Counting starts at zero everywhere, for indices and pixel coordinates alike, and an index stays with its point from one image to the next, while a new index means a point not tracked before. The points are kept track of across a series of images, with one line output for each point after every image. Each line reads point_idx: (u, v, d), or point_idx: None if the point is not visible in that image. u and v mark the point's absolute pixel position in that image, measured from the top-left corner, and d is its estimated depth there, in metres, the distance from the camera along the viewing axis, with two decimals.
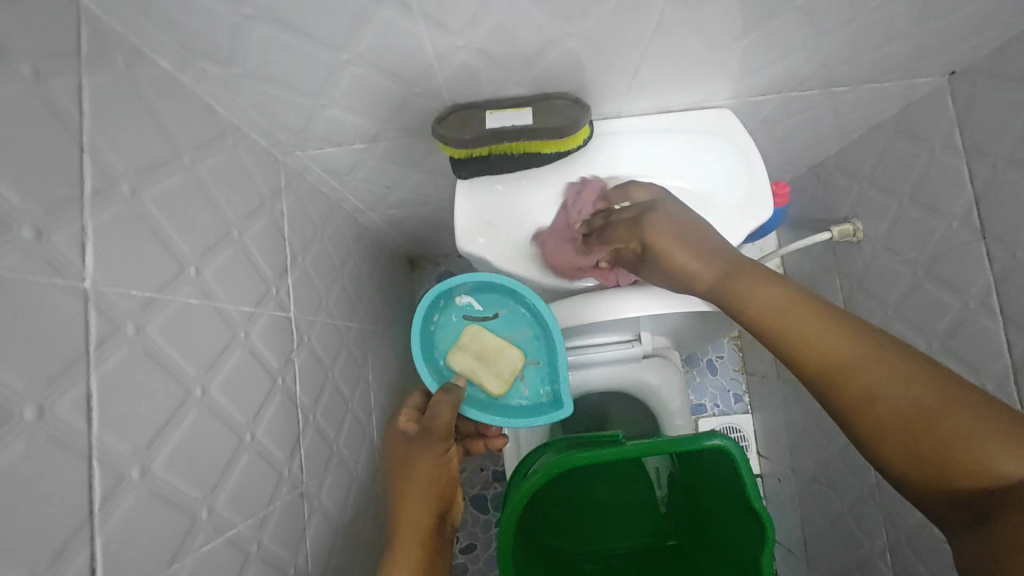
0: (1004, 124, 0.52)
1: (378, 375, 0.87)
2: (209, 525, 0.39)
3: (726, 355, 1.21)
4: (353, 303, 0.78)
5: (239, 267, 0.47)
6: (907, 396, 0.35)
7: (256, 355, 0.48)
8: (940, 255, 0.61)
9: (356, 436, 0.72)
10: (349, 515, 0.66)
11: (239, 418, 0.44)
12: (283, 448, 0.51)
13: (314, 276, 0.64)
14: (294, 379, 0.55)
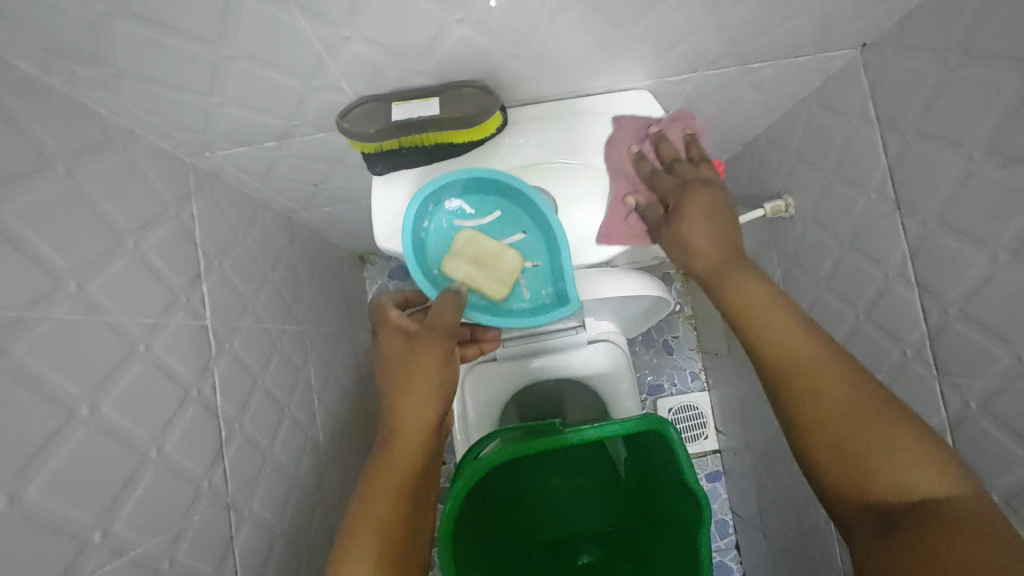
0: (910, 95, 0.52)
1: (325, 376, 0.85)
2: (105, 548, 0.38)
3: (682, 335, 1.22)
4: (291, 305, 0.77)
5: (136, 277, 0.45)
6: (851, 406, 0.42)
7: (163, 367, 0.46)
8: (861, 227, 0.62)
9: (295, 441, 0.70)
10: (290, 520, 0.65)
11: (142, 434, 0.43)
12: (201, 461, 0.49)
13: (237, 281, 0.62)
14: (214, 389, 0.54)
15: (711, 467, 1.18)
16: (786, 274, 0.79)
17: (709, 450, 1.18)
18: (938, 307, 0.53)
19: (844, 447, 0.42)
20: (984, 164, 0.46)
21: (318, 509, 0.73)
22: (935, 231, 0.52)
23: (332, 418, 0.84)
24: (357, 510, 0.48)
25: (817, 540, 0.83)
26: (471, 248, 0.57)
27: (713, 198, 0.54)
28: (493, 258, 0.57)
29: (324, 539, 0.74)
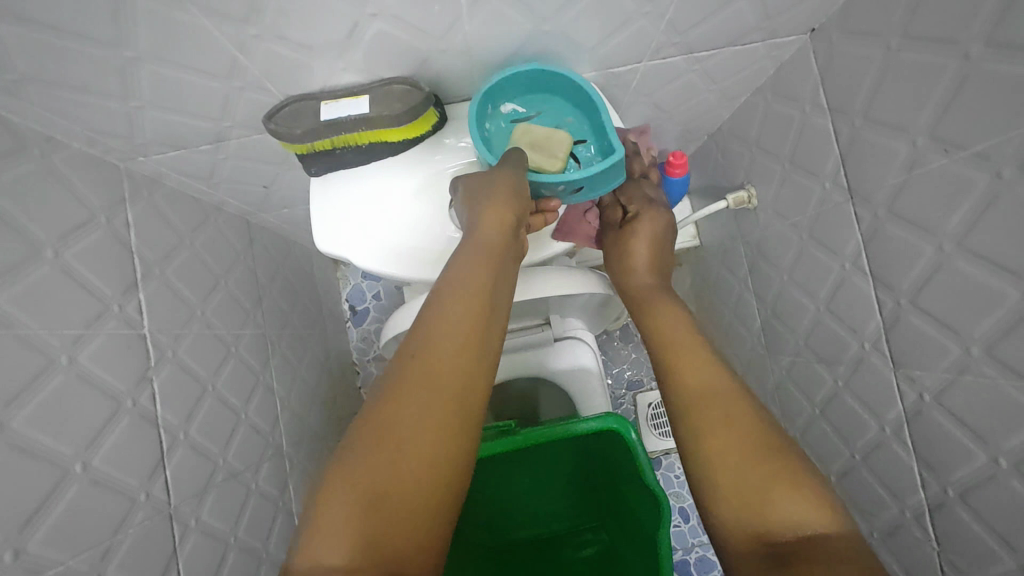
0: (857, 80, 0.51)
1: (292, 379, 0.84)
2: (19, 565, 0.38)
3: None
4: (254, 308, 0.76)
5: (57, 289, 0.44)
6: (737, 436, 0.42)
7: (90, 380, 0.45)
8: (818, 218, 0.60)
9: (255, 448, 0.68)
10: (250, 527, 0.64)
11: (63, 450, 0.42)
12: (137, 474, 0.48)
13: (187, 285, 0.61)
14: (155, 399, 0.52)
15: None
16: (755, 265, 0.77)
17: None
18: (891, 297, 0.51)
19: (727, 472, 0.40)
20: (927, 151, 0.45)
21: (285, 515, 0.72)
22: (885, 221, 0.50)
23: (300, 422, 0.83)
24: (421, 354, 0.41)
25: None
26: (527, 137, 0.55)
27: (660, 229, 0.65)
28: (546, 141, 0.55)
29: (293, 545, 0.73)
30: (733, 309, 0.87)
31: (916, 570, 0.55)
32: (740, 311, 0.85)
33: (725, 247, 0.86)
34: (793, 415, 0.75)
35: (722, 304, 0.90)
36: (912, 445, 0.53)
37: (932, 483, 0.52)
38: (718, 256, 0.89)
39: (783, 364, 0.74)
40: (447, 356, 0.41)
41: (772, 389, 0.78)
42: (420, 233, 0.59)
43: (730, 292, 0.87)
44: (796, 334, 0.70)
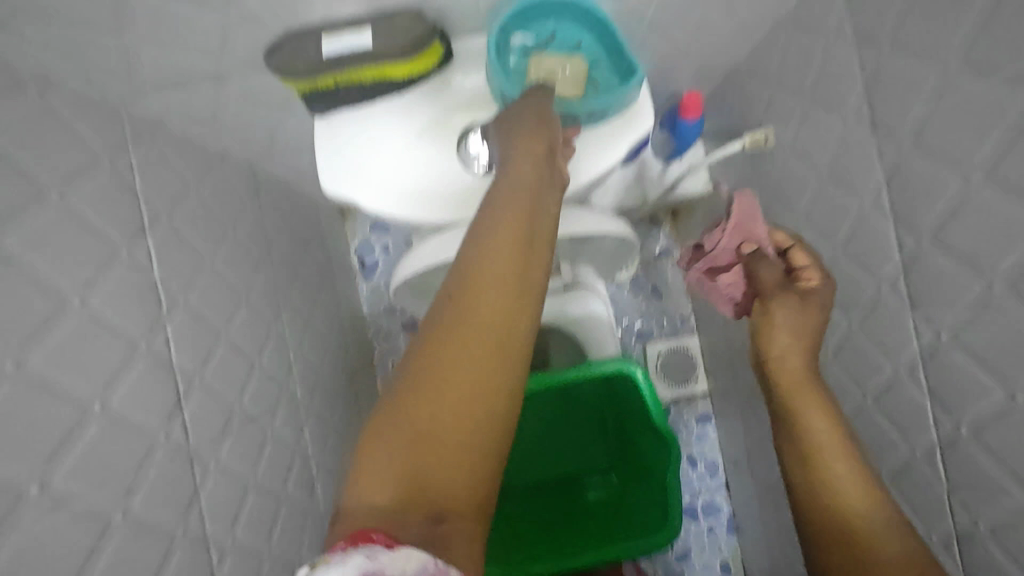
0: (889, 2, 0.48)
1: (304, 328, 0.85)
2: (42, 497, 0.38)
3: (673, 279, 1.19)
4: (264, 255, 0.76)
5: (65, 231, 0.44)
6: (880, 524, 0.48)
7: (103, 322, 0.46)
8: (837, 158, 0.58)
9: (265, 395, 0.68)
10: (267, 469, 0.65)
11: (81, 390, 0.43)
12: (157, 415, 0.50)
13: (196, 233, 0.61)
14: (169, 343, 0.53)
15: (702, 409, 1.17)
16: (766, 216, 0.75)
17: (698, 394, 1.17)
18: (913, 237, 0.50)
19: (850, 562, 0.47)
20: (960, 76, 0.42)
21: (301, 458, 0.73)
22: (911, 156, 0.48)
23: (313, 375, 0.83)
24: (456, 295, 0.42)
25: None
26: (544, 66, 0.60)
27: (819, 305, 0.58)
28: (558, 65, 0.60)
29: (314, 485, 0.75)
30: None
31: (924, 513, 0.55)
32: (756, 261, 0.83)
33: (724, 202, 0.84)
34: None
35: None
36: (926, 385, 0.52)
37: (944, 423, 0.52)
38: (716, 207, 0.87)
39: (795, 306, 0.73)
40: (482, 303, 0.42)
41: None
42: (424, 179, 0.66)
43: None
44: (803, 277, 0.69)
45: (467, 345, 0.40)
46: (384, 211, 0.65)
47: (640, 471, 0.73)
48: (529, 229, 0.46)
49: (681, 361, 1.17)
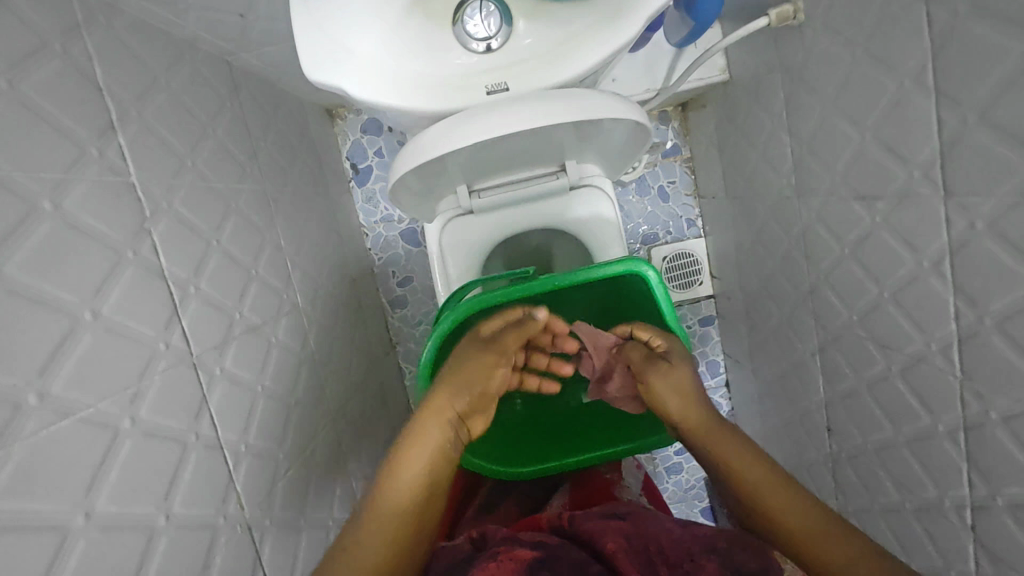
0: (982, 69, 0.53)
1: (300, 244, 1.04)
2: (138, 427, 0.55)
3: (678, 179, 1.43)
4: (278, 197, 0.98)
5: (113, 194, 0.58)
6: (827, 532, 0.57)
7: (167, 274, 0.63)
8: (901, 199, 0.68)
9: (266, 304, 0.85)
10: (274, 378, 0.82)
11: (148, 333, 0.59)
12: (150, 325, 0.59)
13: (212, 175, 0.78)
14: (155, 249, 0.62)
15: (705, 312, 1.47)
16: (812, 210, 0.89)
17: (704, 294, 1.46)
18: (972, 311, 0.61)
19: (810, 536, 0.58)
20: None
21: (305, 362, 0.94)
22: (983, 233, 0.57)
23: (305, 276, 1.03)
24: (424, 410, 0.70)
25: (808, 420, 1.06)
26: None
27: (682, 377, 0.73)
28: None
29: (311, 396, 0.94)
30: (793, 236, 0.97)
31: (899, 471, 0.80)
32: (799, 237, 0.96)
33: (787, 191, 0.96)
34: (824, 330, 0.93)
35: (780, 230, 1.02)
36: (959, 362, 0.64)
37: (974, 406, 0.64)
38: (779, 189, 0.99)
39: (831, 284, 0.88)
40: (407, 479, 0.64)
41: (813, 315, 0.96)
42: (422, 65, 0.83)
43: (791, 219, 0.97)
44: (845, 246, 0.83)
45: (395, 476, 0.64)
46: (374, 97, 0.81)
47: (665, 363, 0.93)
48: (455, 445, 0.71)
49: (691, 268, 1.44)
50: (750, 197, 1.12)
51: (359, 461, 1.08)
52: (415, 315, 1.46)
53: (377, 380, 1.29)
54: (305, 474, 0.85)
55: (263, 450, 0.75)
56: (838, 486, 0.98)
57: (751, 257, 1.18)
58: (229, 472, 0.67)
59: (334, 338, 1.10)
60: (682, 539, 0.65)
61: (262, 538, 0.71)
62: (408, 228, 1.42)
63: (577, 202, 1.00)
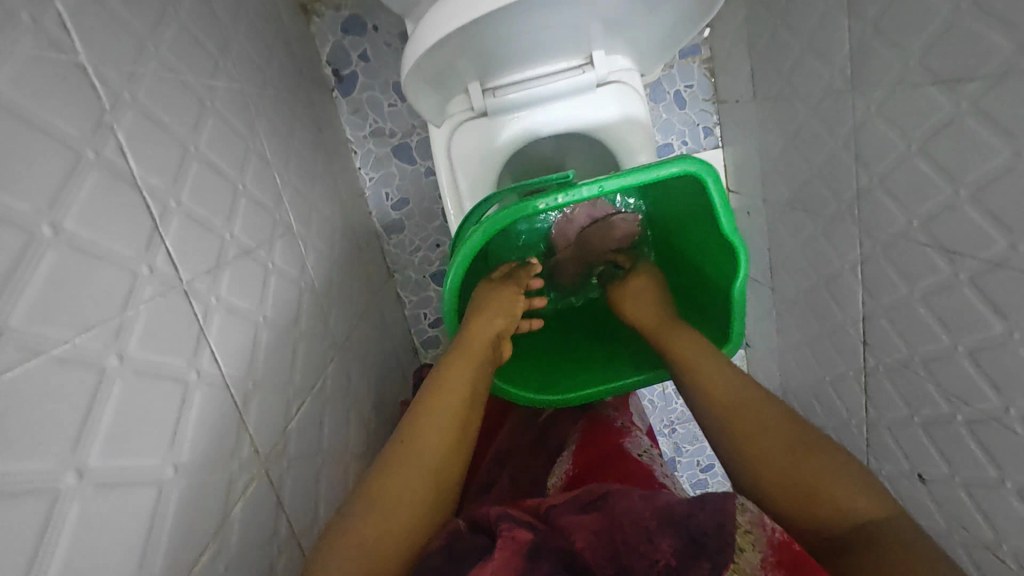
0: None
1: (286, 154, 0.91)
2: (128, 367, 0.45)
3: (696, 84, 1.31)
4: (256, 98, 0.84)
5: (59, 78, 0.44)
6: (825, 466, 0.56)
7: (142, 184, 0.52)
8: (999, 79, 0.59)
9: (258, 223, 0.74)
10: (272, 307, 0.72)
11: (127, 255, 0.48)
12: (130, 245, 0.48)
13: (182, 67, 0.64)
14: (124, 150, 0.50)
15: None
16: (869, 103, 0.79)
17: None
18: None
19: (773, 451, 0.60)
20: None
21: (306, 289, 0.85)
22: None
23: (296, 194, 0.91)
24: (460, 347, 0.76)
25: (838, 336, 1.02)
26: None
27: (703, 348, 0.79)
28: None
29: (315, 325, 0.84)
30: (841, 136, 0.88)
31: (953, 383, 0.77)
32: (847, 138, 0.86)
33: (839, 83, 0.85)
34: (870, 239, 0.87)
35: (824, 130, 0.92)
36: None
37: None
38: (828, 82, 0.88)
39: (884, 187, 0.80)
40: (443, 399, 0.69)
41: (856, 223, 0.89)
42: None
43: (840, 116, 0.87)
44: (911, 142, 0.73)
45: (413, 452, 0.63)
46: None
47: (706, 284, 0.86)
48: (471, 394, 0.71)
49: None
50: (788, 95, 1.01)
51: (370, 392, 1.01)
52: (412, 240, 1.35)
53: (378, 307, 1.20)
54: (318, 410, 0.78)
55: (269, 384, 0.66)
56: (871, 398, 0.96)
57: (782, 165, 1.09)
58: (239, 415, 0.59)
59: (332, 265, 1.00)
60: (640, 513, 0.56)
61: (282, 481, 0.65)
62: (401, 142, 1.28)
63: (604, 102, 0.89)
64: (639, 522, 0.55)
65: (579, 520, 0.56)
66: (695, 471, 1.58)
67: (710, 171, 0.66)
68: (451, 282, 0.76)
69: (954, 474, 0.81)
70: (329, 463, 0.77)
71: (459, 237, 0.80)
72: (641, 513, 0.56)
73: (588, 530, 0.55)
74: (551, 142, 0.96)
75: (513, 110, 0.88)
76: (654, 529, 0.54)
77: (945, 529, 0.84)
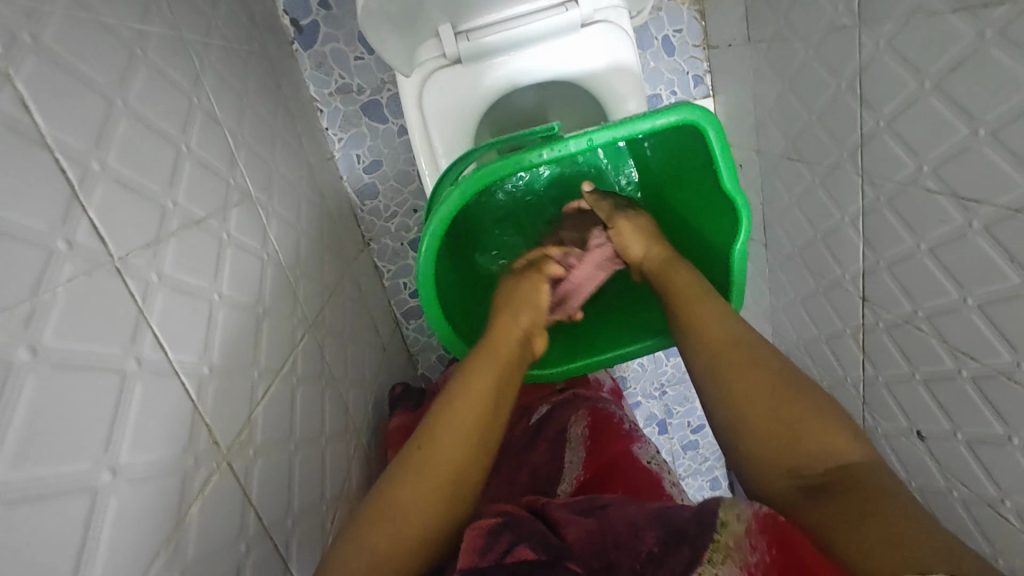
0: None
1: (240, 112, 0.82)
2: (43, 359, 0.38)
3: (686, 29, 1.23)
4: (200, 48, 0.74)
5: None
6: (812, 410, 0.56)
7: (52, 144, 0.44)
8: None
9: (207, 187, 0.66)
10: (230, 283, 0.65)
11: (35, 228, 0.40)
12: (38, 216, 0.41)
13: (104, 8, 0.55)
14: (25, 102, 0.42)
15: None
16: (880, 38, 0.72)
17: None
18: None
19: (752, 379, 0.60)
20: None
21: (269, 261, 0.77)
22: None
23: (253, 155, 0.82)
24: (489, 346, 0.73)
25: (834, 293, 0.98)
26: None
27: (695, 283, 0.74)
28: None
29: (281, 301, 0.78)
30: (846, 78, 0.81)
31: (958, 338, 0.72)
32: (852, 79, 0.80)
33: (845, 18, 0.78)
34: (873, 189, 0.81)
35: (826, 72, 0.85)
36: None
37: None
38: (832, 17, 0.81)
39: (893, 131, 0.74)
40: (476, 391, 0.67)
41: (859, 171, 0.83)
42: None
43: (845, 55, 0.80)
44: (925, 80, 0.67)
45: (440, 456, 0.61)
46: None
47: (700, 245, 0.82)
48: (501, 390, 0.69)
49: None
50: (786, 35, 0.94)
51: (346, 368, 0.95)
52: (387, 205, 1.27)
53: (352, 278, 1.13)
54: (288, 392, 0.72)
55: (227, 371, 0.60)
56: (868, 354, 0.92)
57: (778, 112, 1.02)
58: (194, 406, 0.53)
59: (299, 233, 0.92)
60: (634, 512, 0.56)
61: (248, 474, 0.59)
62: (370, 100, 1.19)
63: (589, 45, 0.81)
64: (629, 518, 0.55)
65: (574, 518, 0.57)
66: (686, 432, 1.55)
67: (712, 120, 0.61)
68: (424, 258, 0.70)
69: (955, 431, 0.77)
70: (303, 449, 0.72)
71: (428, 210, 0.73)
72: (631, 514, 0.56)
73: (583, 529, 0.55)
74: (532, 94, 0.88)
75: (490, 54, 0.81)
76: (643, 525, 0.54)
77: (945, 486, 0.81)
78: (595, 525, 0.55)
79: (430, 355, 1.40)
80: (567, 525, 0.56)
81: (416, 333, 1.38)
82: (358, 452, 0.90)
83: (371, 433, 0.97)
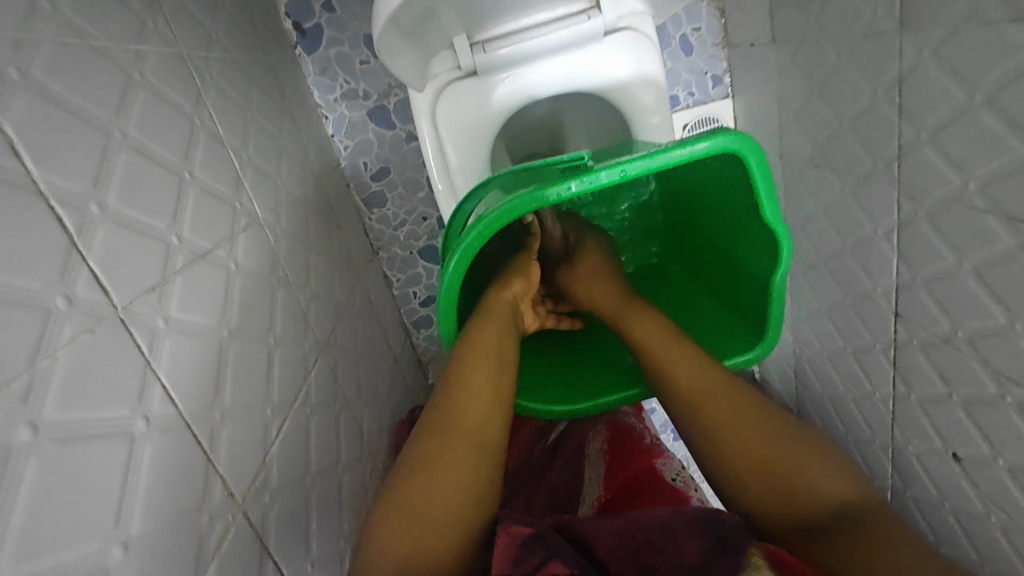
0: None
1: (245, 128, 0.78)
2: (46, 436, 0.35)
3: (705, 27, 1.18)
4: (202, 63, 0.71)
5: None
6: (812, 458, 0.59)
7: (45, 190, 0.40)
8: None
9: (212, 214, 0.62)
10: (239, 316, 0.62)
11: (31, 288, 0.37)
12: (33, 274, 0.37)
13: (98, 31, 0.51)
14: (14, 147, 0.39)
15: None
16: (923, 46, 0.68)
17: None
18: None
19: (745, 433, 0.63)
20: None
21: (279, 286, 0.74)
22: None
23: (259, 173, 0.79)
24: (460, 383, 0.65)
25: (863, 305, 0.94)
26: None
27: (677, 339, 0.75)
28: None
29: (293, 328, 0.75)
30: (882, 85, 0.77)
31: (1003, 362, 0.69)
32: (889, 87, 0.76)
33: (885, 22, 0.73)
34: (910, 202, 0.77)
35: (861, 78, 0.81)
36: None
37: None
38: (870, 21, 0.76)
39: (936, 143, 0.70)
40: (454, 443, 0.59)
41: (895, 183, 0.79)
42: None
43: (883, 62, 0.76)
44: (975, 92, 0.63)
45: (424, 507, 0.53)
46: None
47: (734, 266, 0.79)
48: (476, 443, 0.60)
49: None
50: (816, 38, 0.90)
51: (359, 389, 0.92)
52: (396, 214, 1.24)
53: (363, 291, 1.10)
54: (302, 425, 0.69)
55: (240, 414, 0.57)
56: (901, 372, 0.88)
57: (805, 117, 0.98)
58: (206, 458, 0.50)
59: (307, 250, 0.88)
60: (670, 525, 0.56)
61: (265, 521, 0.56)
62: (377, 105, 1.15)
63: (612, 54, 0.77)
64: (667, 528, 0.55)
65: (601, 526, 0.57)
66: None
67: (753, 147, 0.57)
68: (445, 292, 0.67)
69: (996, 456, 0.73)
70: (319, 483, 0.69)
71: (448, 240, 0.70)
72: (664, 517, 0.58)
73: (612, 535, 0.55)
74: (551, 104, 0.84)
75: (508, 66, 0.77)
76: (682, 534, 0.54)
77: (981, 511, 0.77)
78: (622, 528, 0.56)
79: (441, 364, 1.37)
80: (590, 532, 0.56)
81: (427, 342, 1.35)
82: (375, 477, 0.87)
83: (387, 454, 0.95)
